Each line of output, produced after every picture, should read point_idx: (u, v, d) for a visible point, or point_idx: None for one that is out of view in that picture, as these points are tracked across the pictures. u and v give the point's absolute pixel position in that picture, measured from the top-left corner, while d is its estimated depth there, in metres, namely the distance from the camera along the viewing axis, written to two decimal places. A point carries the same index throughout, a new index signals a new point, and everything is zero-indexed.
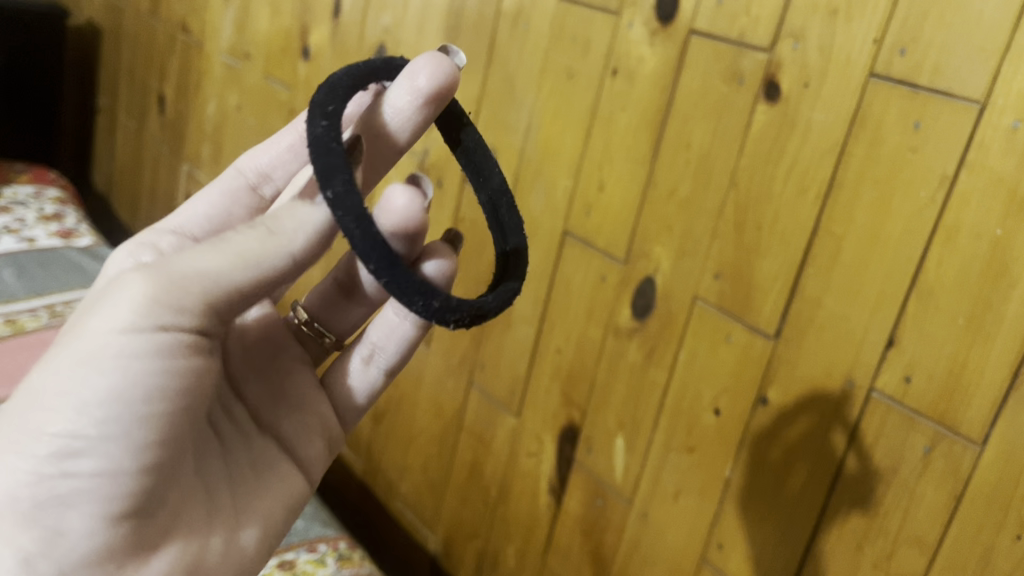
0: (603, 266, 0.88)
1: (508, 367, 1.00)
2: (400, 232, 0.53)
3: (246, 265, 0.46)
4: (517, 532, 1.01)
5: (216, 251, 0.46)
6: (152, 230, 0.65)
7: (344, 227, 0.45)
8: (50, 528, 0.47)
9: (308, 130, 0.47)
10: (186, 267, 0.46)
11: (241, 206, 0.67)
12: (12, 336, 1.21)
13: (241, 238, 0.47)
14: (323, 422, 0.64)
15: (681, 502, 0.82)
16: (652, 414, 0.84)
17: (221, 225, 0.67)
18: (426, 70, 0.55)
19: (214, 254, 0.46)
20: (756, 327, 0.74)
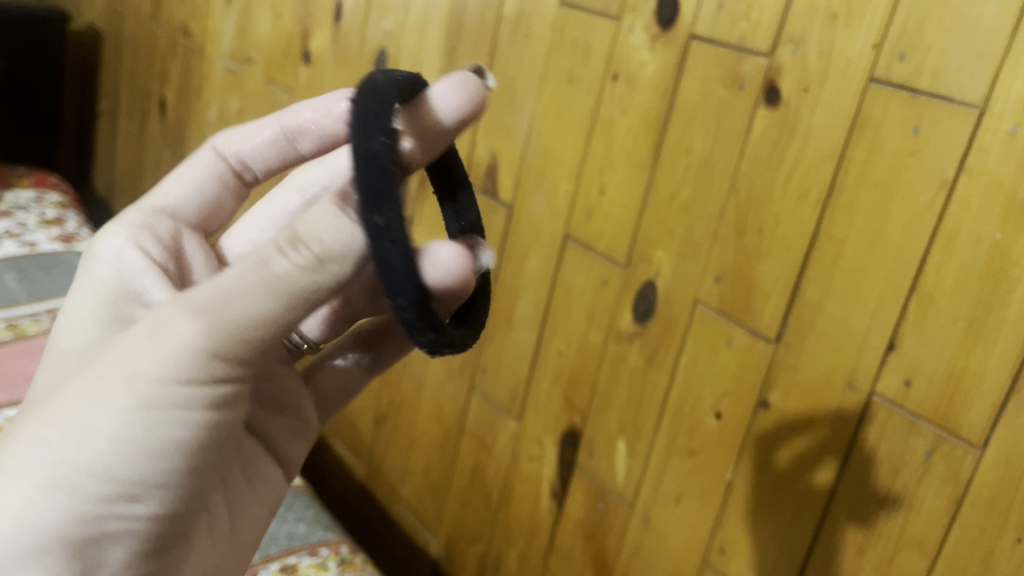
0: (604, 270, 0.88)
1: (510, 370, 1.00)
2: (445, 292, 0.45)
3: (294, 303, 0.43)
4: (519, 535, 1.01)
5: (264, 286, 0.42)
6: (139, 212, 0.60)
7: (380, 252, 0.41)
8: None
9: (365, 142, 0.43)
10: (234, 303, 0.42)
11: (227, 192, 0.66)
12: (14, 340, 1.21)
13: (287, 266, 0.42)
14: (302, 422, 0.63)
15: (683, 506, 0.82)
16: (653, 418, 0.84)
17: (208, 211, 0.65)
18: (458, 85, 0.51)
19: (265, 292, 0.42)
20: (757, 331, 0.75)
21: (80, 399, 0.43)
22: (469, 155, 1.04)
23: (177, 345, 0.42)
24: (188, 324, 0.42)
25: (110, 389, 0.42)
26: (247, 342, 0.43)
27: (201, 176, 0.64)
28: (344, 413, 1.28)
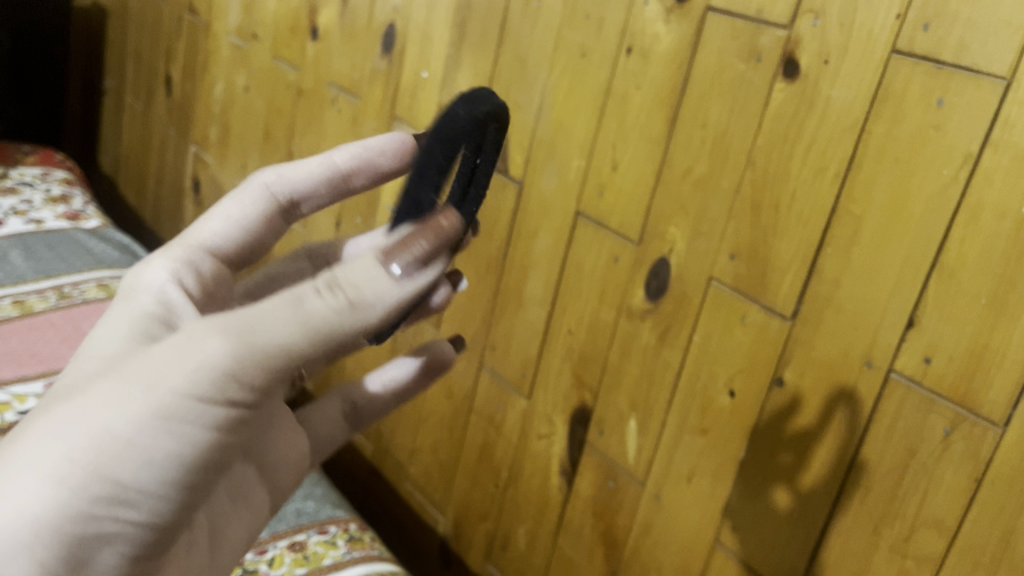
0: (616, 247, 0.87)
1: (520, 349, 0.99)
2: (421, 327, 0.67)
3: (321, 335, 0.39)
4: (528, 513, 1.00)
5: (269, 332, 0.39)
6: (182, 245, 0.58)
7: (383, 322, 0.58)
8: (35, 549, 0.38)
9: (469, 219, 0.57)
10: (216, 341, 0.39)
11: (269, 225, 0.61)
12: (20, 317, 1.21)
13: (322, 306, 0.40)
14: (299, 453, 0.60)
15: (695, 485, 0.81)
16: (665, 396, 0.83)
17: (252, 244, 0.61)
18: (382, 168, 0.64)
19: (255, 332, 0.39)
20: (772, 309, 0.74)
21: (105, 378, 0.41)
22: None
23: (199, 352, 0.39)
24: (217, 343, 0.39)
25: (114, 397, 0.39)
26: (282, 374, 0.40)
27: (247, 196, 0.60)
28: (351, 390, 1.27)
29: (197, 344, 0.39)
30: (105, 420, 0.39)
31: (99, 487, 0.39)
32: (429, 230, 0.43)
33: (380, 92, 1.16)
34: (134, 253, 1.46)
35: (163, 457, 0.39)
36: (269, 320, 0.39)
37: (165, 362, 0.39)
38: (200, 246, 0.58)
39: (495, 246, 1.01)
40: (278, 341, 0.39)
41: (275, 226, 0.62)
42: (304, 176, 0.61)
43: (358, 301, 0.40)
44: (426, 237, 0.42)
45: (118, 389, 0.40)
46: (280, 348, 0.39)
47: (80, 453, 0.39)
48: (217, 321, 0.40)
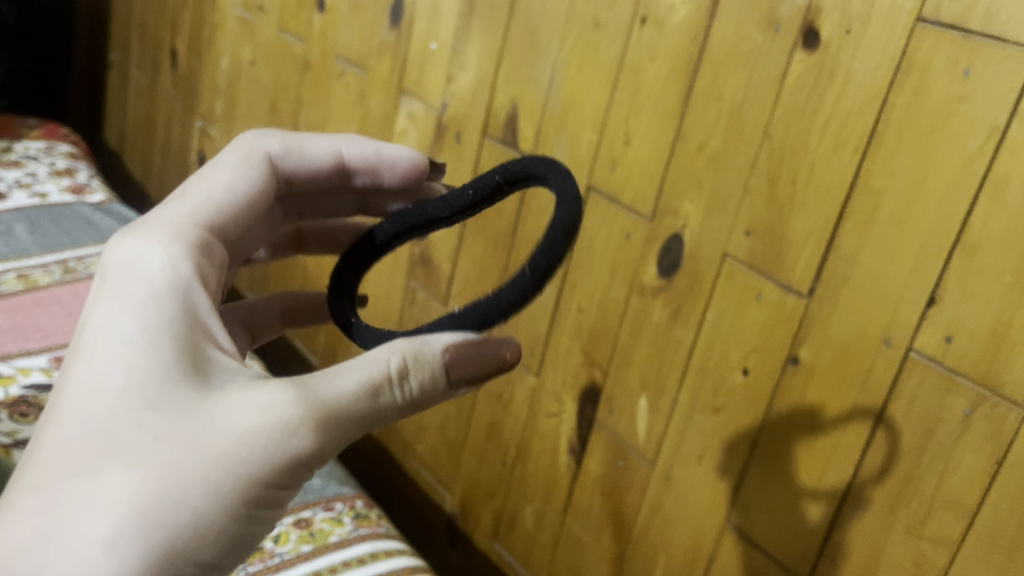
0: (628, 222, 0.85)
1: (528, 327, 0.98)
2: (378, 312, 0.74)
3: (381, 421, 0.49)
4: (536, 491, 0.99)
5: (343, 416, 0.47)
6: (173, 217, 0.56)
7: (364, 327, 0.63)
8: None
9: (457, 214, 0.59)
10: (303, 427, 0.45)
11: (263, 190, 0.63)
12: (25, 291, 1.20)
13: (390, 398, 0.48)
14: None
15: (706, 464, 0.80)
16: (676, 374, 0.82)
17: (248, 204, 0.61)
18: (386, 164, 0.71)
19: (334, 416, 0.46)
20: (788, 286, 0.72)
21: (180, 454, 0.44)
22: (487, 103, 1.00)
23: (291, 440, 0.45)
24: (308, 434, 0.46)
25: (196, 469, 0.44)
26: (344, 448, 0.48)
27: (257, 166, 0.63)
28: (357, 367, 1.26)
29: (280, 425, 0.45)
30: (189, 497, 0.44)
31: (181, 557, 0.44)
32: (485, 350, 0.51)
33: (388, 65, 1.15)
34: None
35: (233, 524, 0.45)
36: (344, 410, 0.47)
37: (255, 448, 0.45)
38: (197, 219, 0.58)
39: (503, 222, 1.00)
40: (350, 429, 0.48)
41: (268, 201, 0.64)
42: (314, 154, 0.69)
43: (419, 392, 0.49)
44: (482, 350, 0.51)
45: (194, 462, 0.44)
46: (345, 433, 0.47)
47: (176, 530, 0.43)
48: (291, 401, 0.46)
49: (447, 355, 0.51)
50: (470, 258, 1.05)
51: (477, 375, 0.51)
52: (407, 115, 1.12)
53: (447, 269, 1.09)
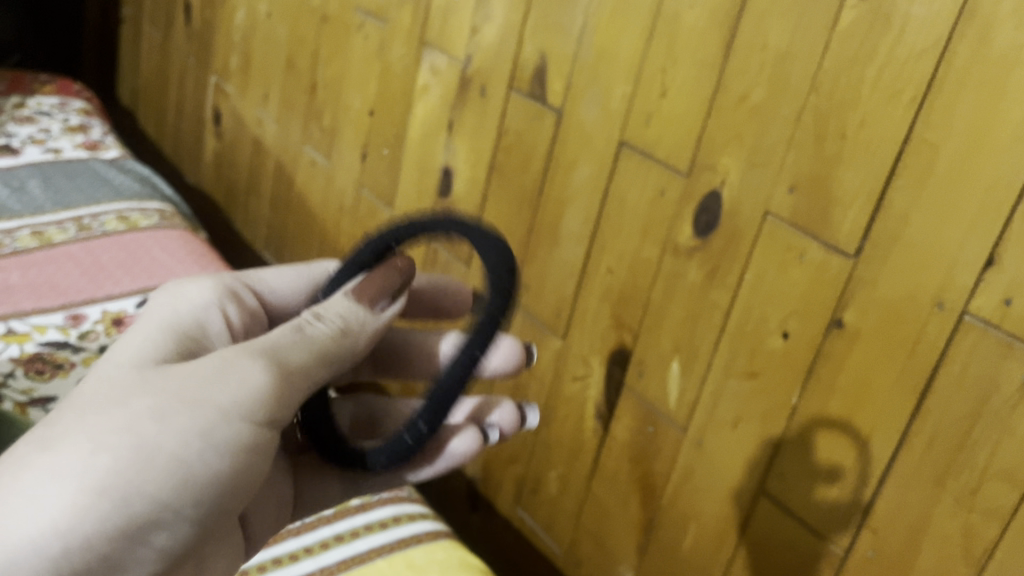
0: (662, 179, 0.82)
1: (554, 288, 0.95)
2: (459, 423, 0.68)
3: (326, 357, 0.50)
4: (561, 457, 0.97)
5: (290, 360, 0.48)
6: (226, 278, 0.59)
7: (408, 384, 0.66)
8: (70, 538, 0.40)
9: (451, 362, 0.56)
10: (247, 359, 0.46)
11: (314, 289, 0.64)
12: (40, 247, 1.18)
13: (321, 332, 0.51)
14: (280, 501, 0.63)
15: (741, 430, 0.77)
16: (711, 337, 0.79)
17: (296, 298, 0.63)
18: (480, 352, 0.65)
19: (273, 358, 0.48)
20: (834, 246, 0.69)
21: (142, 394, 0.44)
22: (514, 55, 0.96)
23: (237, 368, 0.46)
24: (253, 365, 0.46)
25: (160, 411, 0.43)
26: (290, 393, 0.48)
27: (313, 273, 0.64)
28: None
29: (240, 370, 0.46)
30: (152, 433, 0.43)
31: (145, 498, 0.42)
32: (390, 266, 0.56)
33: (409, 17, 1.10)
34: (154, 185, 1.43)
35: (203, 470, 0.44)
36: (280, 344, 0.49)
37: (211, 380, 0.45)
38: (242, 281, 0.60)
39: (529, 181, 0.96)
40: (296, 378, 0.49)
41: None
42: None
43: (350, 327, 0.52)
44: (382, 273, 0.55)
45: (158, 404, 0.43)
46: (296, 382, 0.48)
47: (126, 451, 0.42)
48: (237, 348, 0.47)
49: (351, 292, 0.54)
50: (494, 218, 1.02)
51: (387, 289, 0.55)
52: (430, 70, 1.08)
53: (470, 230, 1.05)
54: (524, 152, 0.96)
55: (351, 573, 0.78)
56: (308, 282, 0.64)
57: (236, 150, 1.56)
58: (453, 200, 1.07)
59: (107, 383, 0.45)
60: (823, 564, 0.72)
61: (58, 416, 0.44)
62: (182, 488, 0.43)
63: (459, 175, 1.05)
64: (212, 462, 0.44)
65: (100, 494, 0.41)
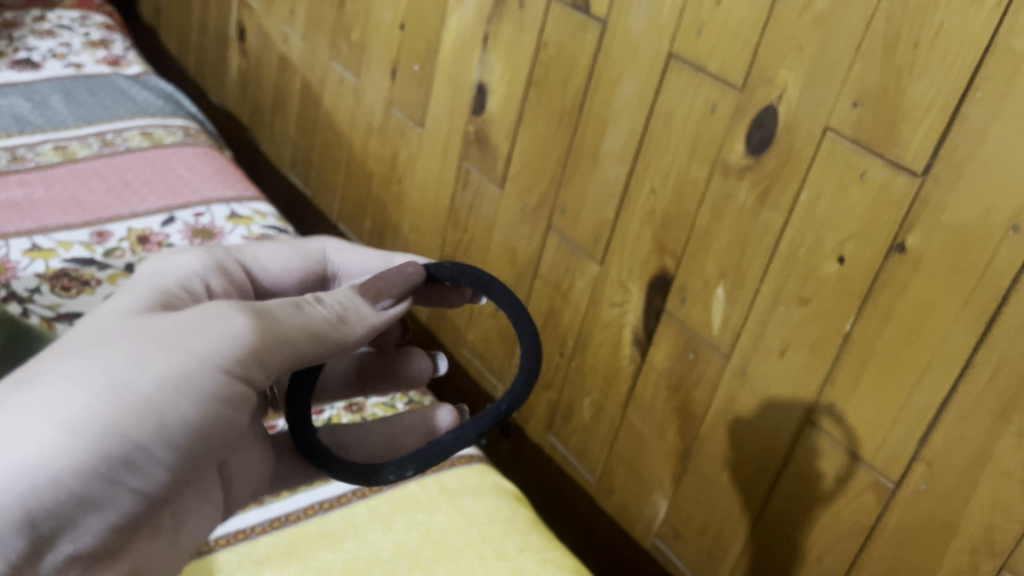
0: (713, 95, 0.77)
1: (593, 211, 0.91)
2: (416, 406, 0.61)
3: (317, 337, 0.46)
4: (595, 385, 0.95)
5: (279, 321, 0.45)
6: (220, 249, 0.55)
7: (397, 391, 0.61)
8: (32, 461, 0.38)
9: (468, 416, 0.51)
10: (237, 309, 0.43)
11: (295, 274, 0.59)
12: (63, 163, 1.15)
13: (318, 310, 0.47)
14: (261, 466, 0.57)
15: (788, 359, 0.75)
16: (760, 262, 0.76)
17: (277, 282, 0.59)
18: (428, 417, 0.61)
19: (261, 318, 0.44)
20: (899, 164, 0.65)
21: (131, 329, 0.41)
22: None
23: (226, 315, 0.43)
24: (239, 316, 0.43)
25: (139, 359, 0.40)
26: (279, 347, 0.44)
27: (307, 253, 0.59)
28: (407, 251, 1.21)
29: (224, 321, 0.42)
30: (128, 375, 0.39)
31: (117, 433, 0.39)
32: (399, 271, 0.53)
33: None
34: (177, 102, 1.39)
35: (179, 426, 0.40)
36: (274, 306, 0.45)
37: (197, 323, 0.42)
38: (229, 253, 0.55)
39: (569, 98, 0.92)
40: (283, 334, 0.44)
41: (317, 283, 0.61)
42: (359, 265, 0.61)
43: (343, 315, 0.48)
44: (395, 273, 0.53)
45: (137, 348, 0.40)
46: (285, 341, 0.44)
47: (107, 379, 0.39)
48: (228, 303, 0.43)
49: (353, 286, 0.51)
50: (530, 138, 0.98)
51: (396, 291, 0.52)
52: None
53: (504, 150, 1.01)
54: (564, 66, 0.92)
55: (382, 495, 0.78)
56: (296, 262, 0.59)
57: (261, 68, 1.51)
58: (487, 119, 1.02)
59: (101, 317, 0.42)
60: (871, 495, 0.70)
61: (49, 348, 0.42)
62: (157, 426, 0.39)
63: (495, 92, 1.01)
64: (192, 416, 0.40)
65: (74, 418, 0.38)
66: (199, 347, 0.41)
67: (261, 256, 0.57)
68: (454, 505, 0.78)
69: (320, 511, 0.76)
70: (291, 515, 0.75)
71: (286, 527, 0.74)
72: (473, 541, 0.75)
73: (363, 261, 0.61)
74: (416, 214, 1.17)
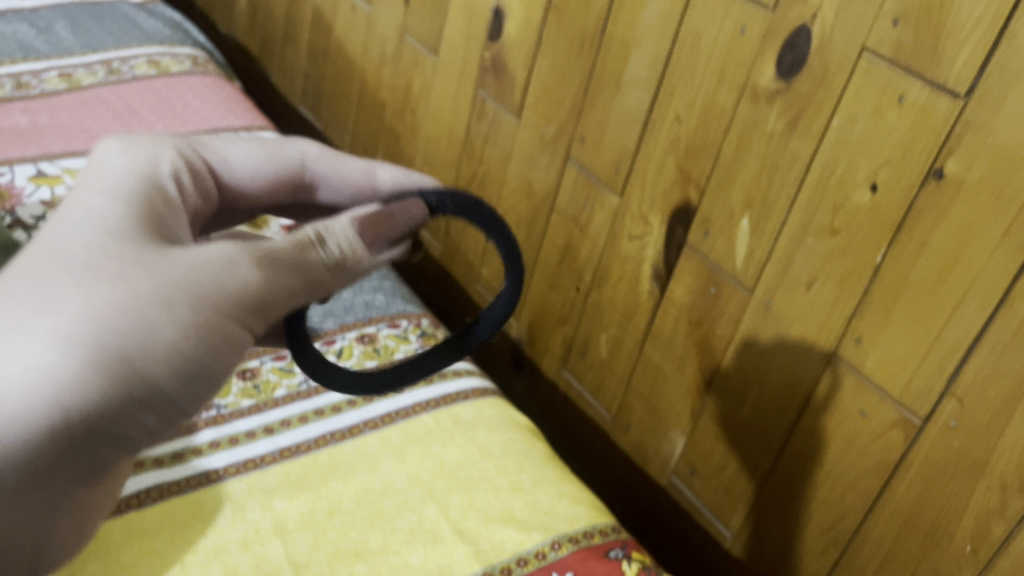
0: (743, 15, 0.73)
1: (613, 141, 0.88)
2: None
3: (315, 288, 0.47)
4: (612, 320, 0.93)
5: (282, 268, 0.45)
6: (182, 143, 0.52)
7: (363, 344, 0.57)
8: (52, 391, 0.38)
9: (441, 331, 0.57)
10: (246, 261, 0.44)
11: (271, 177, 0.57)
12: (68, 91, 1.12)
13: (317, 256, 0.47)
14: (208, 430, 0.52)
15: (814, 292, 0.72)
16: (789, 192, 0.73)
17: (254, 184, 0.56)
18: None
19: (271, 270, 0.45)
20: (940, 86, 0.61)
21: (141, 266, 0.41)
22: None
23: (234, 266, 0.43)
24: (247, 267, 0.44)
25: (162, 302, 0.40)
26: (284, 297, 0.45)
27: (279, 156, 0.57)
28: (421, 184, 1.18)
29: (232, 265, 0.43)
30: (155, 320, 0.40)
31: (136, 372, 0.40)
32: (403, 212, 0.52)
33: None
34: (185, 31, 1.35)
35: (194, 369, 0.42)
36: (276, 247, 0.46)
37: (208, 271, 0.42)
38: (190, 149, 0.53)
39: (591, 21, 0.88)
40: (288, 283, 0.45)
41: (291, 189, 0.58)
42: (340, 177, 0.59)
43: (346, 261, 0.48)
44: (387, 215, 0.51)
45: (159, 287, 0.41)
46: (291, 291, 0.46)
47: (129, 317, 0.40)
48: (234, 248, 0.44)
49: (354, 221, 0.50)
50: (548, 64, 0.94)
51: (393, 236, 0.51)
52: None
53: (521, 77, 0.97)
54: None
55: (394, 426, 0.77)
56: (274, 166, 0.57)
57: None
58: (504, 45, 0.98)
59: (102, 239, 0.42)
60: (897, 432, 0.68)
61: (44, 261, 0.40)
62: (171, 370, 0.41)
63: (512, 17, 0.97)
64: (205, 361, 0.42)
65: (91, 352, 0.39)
66: (218, 297, 0.42)
67: (236, 156, 0.55)
68: (468, 437, 0.77)
69: (331, 441, 0.74)
70: (301, 445, 0.74)
71: (297, 457, 0.72)
72: (488, 473, 0.73)
73: (343, 170, 0.58)
74: (430, 146, 1.14)
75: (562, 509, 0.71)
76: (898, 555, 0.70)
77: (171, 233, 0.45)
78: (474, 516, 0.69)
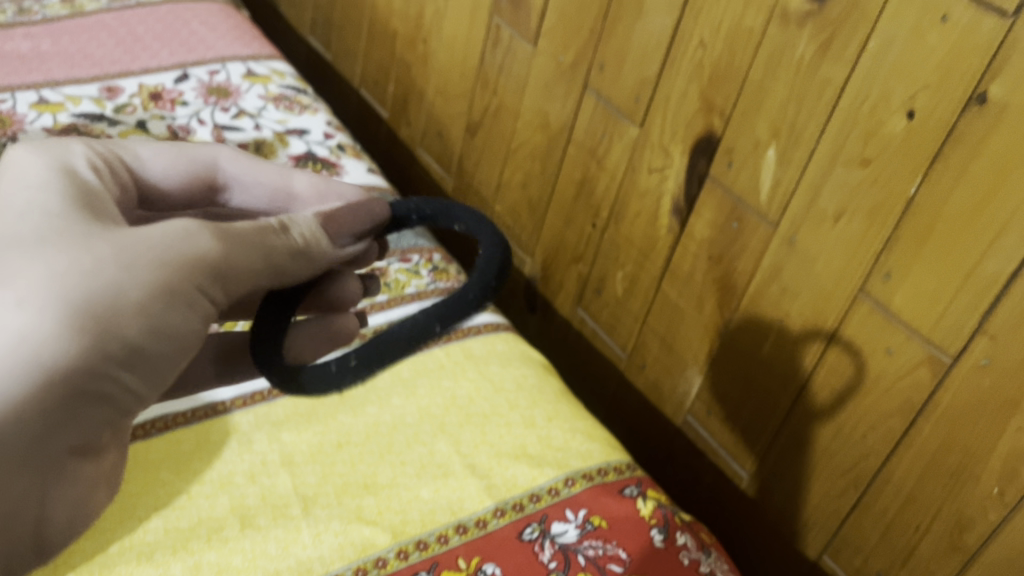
0: None
1: (634, 69, 0.84)
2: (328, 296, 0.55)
3: (279, 272, 0.48)
4: (629, 256, 0.90)
5: (241, 243, 0.46)
6: (93, 142, 0.51)
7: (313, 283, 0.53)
8: (32, 352, 0.39)
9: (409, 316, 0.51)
10: (205, 230, 0.45)
11: (183, 184, 0.56)
12: (71, 17, 1.09)
13: (278, 239, 0.48)
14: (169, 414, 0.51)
15: (842, 226, 0.69)
16: (818, 120, 0.69)
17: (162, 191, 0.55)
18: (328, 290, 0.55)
19: (233, 244, 0.46)
20: (988, 3, 0.56)
21: (95, 239, 0.42)
22: None
23: (193, 234, 0.44)
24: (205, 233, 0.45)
25: (123, 266, 0.42)
26: (248, 268, 0.46)
27: (193, 157, 0.56)
28: (433, 116, 1.15)
29: (188, 231, 0.44)
30: (122, 281, 0.41)
31: (113, 331, 0.41)
32: (363, 207, 0.54)
33: None
34: None
35: (163, 331, 0.42)
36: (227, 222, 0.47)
37: (165, 236, 0.44)
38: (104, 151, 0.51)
39: None
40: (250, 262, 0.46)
41: (205, 190, 0.57)
42: (256, 186, 0.58)
43: (309, 248, 0.50)
44: (346, 211, 0.53)
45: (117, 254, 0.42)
46: (254, 261, 0.47)
47: (97, 283, 0.41)
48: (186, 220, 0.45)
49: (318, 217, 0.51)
50: None
51: (357, 231, 0.53)
52: None
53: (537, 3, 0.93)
54: None
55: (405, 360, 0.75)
56: (188, 167, 0.55)
57: None
58: None
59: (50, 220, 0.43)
60: (925, 371, 0.65)
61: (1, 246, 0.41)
62: (148, 328, 0.42)
63: None
64: (173, 322, 0.43)
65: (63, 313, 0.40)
66: (181, 258, 0.43)
67: (150, 160, 0.54)
68: (481, 372, 0.75)
69: None
70: None
71: None
72: (500, 409, 0.72)
73: (257, 174, 0.58)
74: (443, 76, 1.11)
75: (576, 445, 0.70)
76: (919, 497, 0.68)
77: (120, 220, 0.46)
78: (485, 452, 0.68)
